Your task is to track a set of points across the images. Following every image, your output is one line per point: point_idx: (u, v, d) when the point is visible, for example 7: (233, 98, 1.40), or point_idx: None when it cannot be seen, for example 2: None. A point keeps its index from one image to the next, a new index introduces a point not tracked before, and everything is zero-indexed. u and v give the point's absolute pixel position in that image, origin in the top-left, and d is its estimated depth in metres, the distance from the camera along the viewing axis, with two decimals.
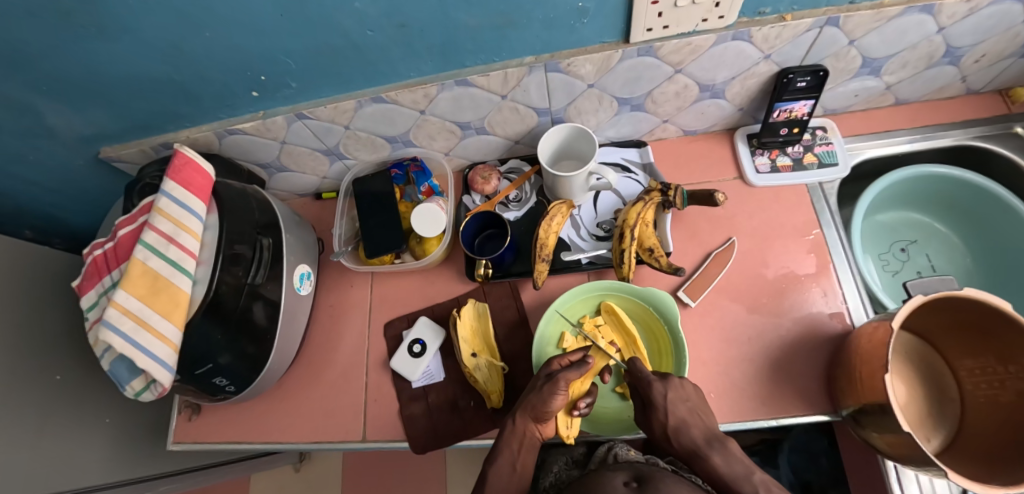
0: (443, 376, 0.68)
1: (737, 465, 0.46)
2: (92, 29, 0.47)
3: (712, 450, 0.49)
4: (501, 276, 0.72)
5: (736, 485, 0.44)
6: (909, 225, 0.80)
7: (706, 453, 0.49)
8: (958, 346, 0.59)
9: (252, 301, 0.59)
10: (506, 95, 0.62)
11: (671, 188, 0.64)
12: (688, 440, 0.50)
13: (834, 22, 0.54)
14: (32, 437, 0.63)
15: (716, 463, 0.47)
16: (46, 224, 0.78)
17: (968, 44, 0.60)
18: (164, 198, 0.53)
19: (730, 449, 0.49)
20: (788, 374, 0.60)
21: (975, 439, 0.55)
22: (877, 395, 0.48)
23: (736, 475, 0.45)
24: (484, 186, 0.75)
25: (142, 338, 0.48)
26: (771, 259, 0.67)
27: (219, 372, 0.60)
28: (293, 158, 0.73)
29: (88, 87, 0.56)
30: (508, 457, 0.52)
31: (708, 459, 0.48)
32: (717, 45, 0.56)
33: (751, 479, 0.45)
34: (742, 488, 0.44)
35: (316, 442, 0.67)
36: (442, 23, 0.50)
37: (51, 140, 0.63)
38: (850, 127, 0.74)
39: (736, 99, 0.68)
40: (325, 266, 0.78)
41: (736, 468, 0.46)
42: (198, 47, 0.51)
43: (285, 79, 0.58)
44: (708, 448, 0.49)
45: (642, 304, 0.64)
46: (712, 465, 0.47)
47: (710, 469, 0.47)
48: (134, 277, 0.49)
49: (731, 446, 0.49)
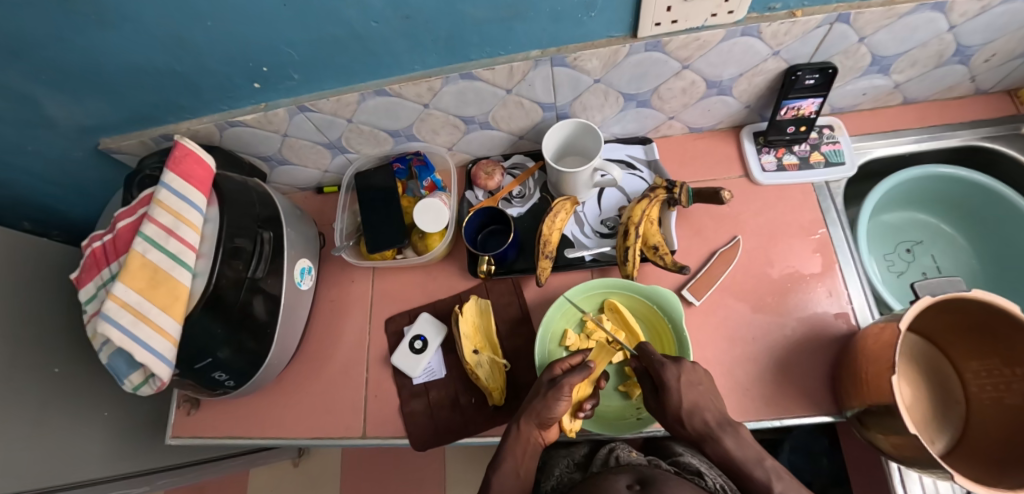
0: (444, 372, 0.67)
1: (748, 448, 0.48)
2: (91, 17, 0.46)
3: (724, 433, 0.49)
4: (504, 273, 0.71)
5: (749, 469, 0.47)
6: (915, 226, 0.80)
7: (718, 435, 0.49)
8: (964, 348, 0.58)
9: (252, 295, 0.59)
10: (511, 89, 0.62)
11: (676, 185, 0.64)
12: (700, 423, 0.50)
13: (845, 18, 0.54)
14: (30, 430, 0.62)
15: (729, 447, 0.48)
16: (45, 216, 0.77)
17: (979, 43, 0.59)
18: (163, 189, 0.52)
19: (741, 433, 0.50)
20: (793, 373, 0.59)
21: (981, 441, 0.55)
22: (883, 396, 0.48)
23: (747, 458, 0.47)
24: (488, 182, 0.75)
25: (141, 332, 0.48)
26: (776, 258, 0.66)
27: (219, 367, 0.59)
28: (294, 151, 0.72)
29: (87, 77, 0.55)
30: (512, 463, 0.52)
31: (721, 442, 0.49)
32: (726, 41, 0.56)
33: (762, 465, 0.47)
34: (754, 473, 0.46)
35: (316, 437, 0.67)
36: (448, 15, 0.50)
37: (50, 131, 0.62)
38: (857, 126, 0.73)
39: (743, 96, 0.68)
40: (326, 261, 0.78)
41: (748, 452, 0.48)
42: (199, 37, 0.50)
43: (288, 71, 0.57)
44: (720, 430, 0.49)
45: (646, 302, 0.63)
46: (726, 449, 0.48)
47: (723, 452, 0.48)
48: (133, 270, 0.49)
49: (742, 431, 0.50)
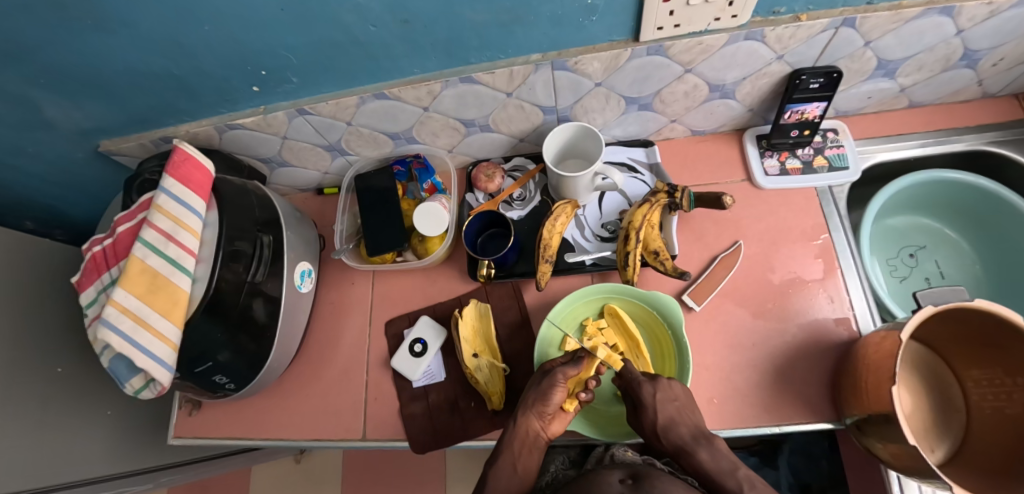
0: (444, 375, 0.68)
1: (722, 460, 0.47)
2: (86, 20, 0.45)
3: (699, 447, 0.49)
4: (503, 276, 0.71)
5: (720, 480, 0.45)
6: (919, 230, 0.79)
7: (693, 448, 0.49)
8: (966, 357, 0.58)
9: (252, 298, 0.59)
10: (511, 93, 0.61)
11: (678, 189, 0.62)
12: (676, 437, 0.50)
13: (850, 22, 0.53)
14: (34, 429, 0.63)
15: (703, 460, 0.47)
16: (46, 216, 0.77)
17: (987, 47, 0.58)
18: (163, 194, 0.52)
19: (717, 445, 0.49)
20: (792, 380, 0.59)
21: (981, 451, 0.55)
22: (883, 405, 0.47)
23: (720, 470, 0.46)
24: (488, 184, 0.75)
25: (141, 337, 0.48)
26: (778, 263, 0.66)
27: (219, 370, 0.59)
28: (294, 153, 0.72)
29: (86, 81, 0.54)
30: (509, 457, 0.50)
31: (695, 456, 0.48)
32: (729, 44, 0.55)
33: (735, 476, 0.44)
34: (725, 484, 0.44)
35: (317, 439, 0.67)
36: (447, 20, 0.49)
37: (50, 133, 0.62)
38: (862, 130, 0.73)
39: (747, 99, 0.67)
40: (326, 263, 0.78)
41: (721, 465, 0.46)
42: (197, 41, 0.50)
43: (286, 75, 0.56)
44: (695, 445, 0.49)
45: (647, 309, 0.63)
46: (699, 461, 0.48)
47: (696, 465, 0.48)
48: (133, 275, 0.49)
49: (717, 443, 0.49)
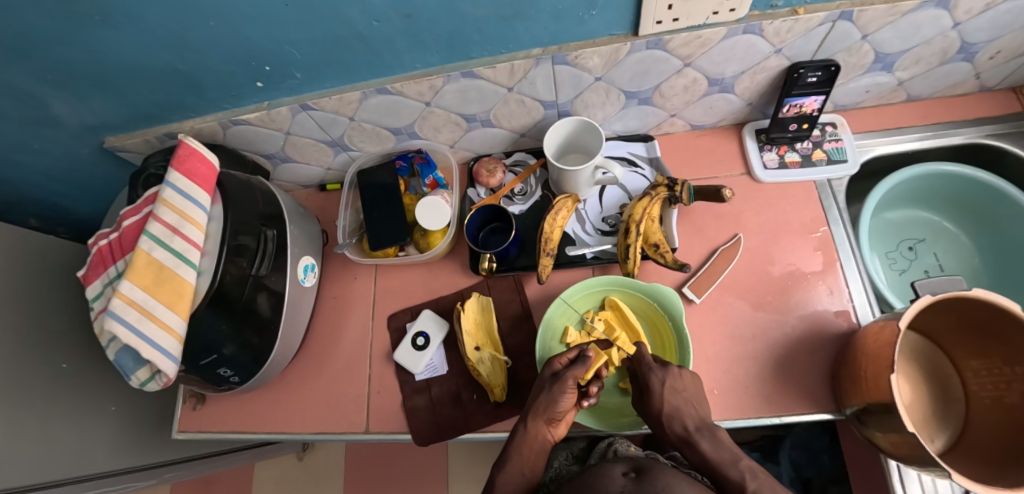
0: (446, 368, 0.68)
1: (724, 451, 0.47)
2: (94, 17, 0.46)
3: (701, 437, 0.49)
4: (505, 270, 0.72)
5: (722, 469, 0.45)
6: (918, 224, 0.80)
7: (695, 439, 0.49)
8: (964, 347, 0.58)
9: (256, 291, 0.59)
10: (512, 88, 0.62)
11: (677, 183, 0.64)
12: (680, 427, 0.50)
13: (847, 16, 0.53)
14: (38, 424, 0.63)
15: (705, 450, 0.48)
16: (50, 213, 0.78)
17: (984, 40, 0.59)
18: (168, 188, 0.53)
19: (720, 437, 0.49)
20: (791, 371, 0.60)
21: (980, 442, 0.55)
22: (882, 395, 0.48)
23: (723, 461, 0.46)
24: (489, 179, 0.75)
25: (147, 329, 0.48)
26: (778, 256, 0.66)
27: (224, 363, 0.60)
28: (297, 149, 0.73)
29: (92, 77, 0.55)
30: (517, 463, 0.51)
31: (697, 447, 0.48)
32: (728, 38, 0.56)
33: (737, 466, 0.45)
34: (728, 473, 0.44)
35: (319, 433, 0.67)
36: (449, 14, 0.50)
37: (55, 129, 0.63)
38: (860, 124, 0.73)
39: (745, 93, 0.68)
40: (329, 259, 0.78)
41: (723, 455, 0.46)
42: (201, 37, 0.50)
43: (290, 70, 0.57)
44: (697, 435, 0.49)
45: (646, 299, 0.64)
46: (701, 452, 0.48)
47: (699, 455, 0.48)
48: (139, 268, 0.49)
49: (720, 434, 0.49)
